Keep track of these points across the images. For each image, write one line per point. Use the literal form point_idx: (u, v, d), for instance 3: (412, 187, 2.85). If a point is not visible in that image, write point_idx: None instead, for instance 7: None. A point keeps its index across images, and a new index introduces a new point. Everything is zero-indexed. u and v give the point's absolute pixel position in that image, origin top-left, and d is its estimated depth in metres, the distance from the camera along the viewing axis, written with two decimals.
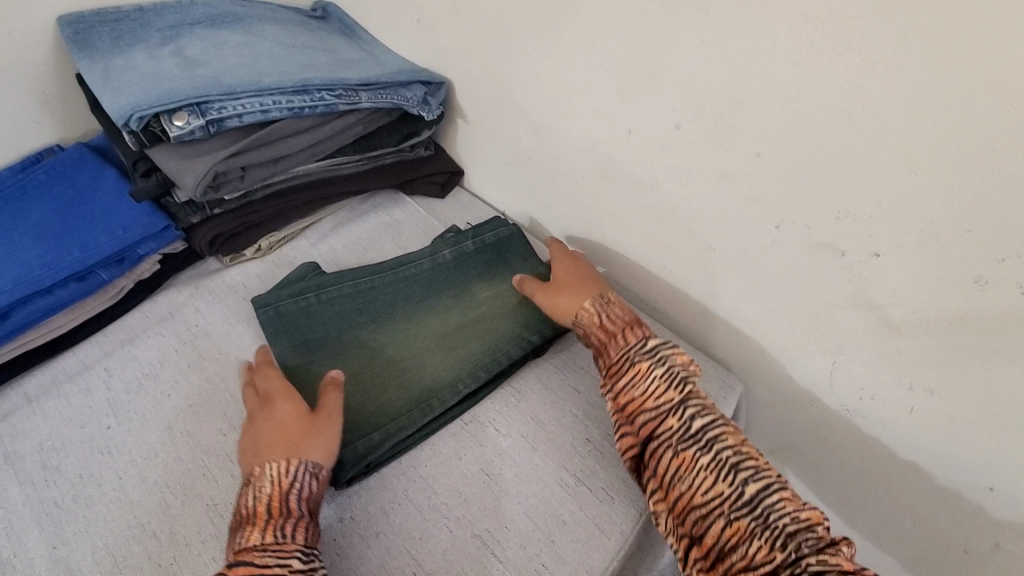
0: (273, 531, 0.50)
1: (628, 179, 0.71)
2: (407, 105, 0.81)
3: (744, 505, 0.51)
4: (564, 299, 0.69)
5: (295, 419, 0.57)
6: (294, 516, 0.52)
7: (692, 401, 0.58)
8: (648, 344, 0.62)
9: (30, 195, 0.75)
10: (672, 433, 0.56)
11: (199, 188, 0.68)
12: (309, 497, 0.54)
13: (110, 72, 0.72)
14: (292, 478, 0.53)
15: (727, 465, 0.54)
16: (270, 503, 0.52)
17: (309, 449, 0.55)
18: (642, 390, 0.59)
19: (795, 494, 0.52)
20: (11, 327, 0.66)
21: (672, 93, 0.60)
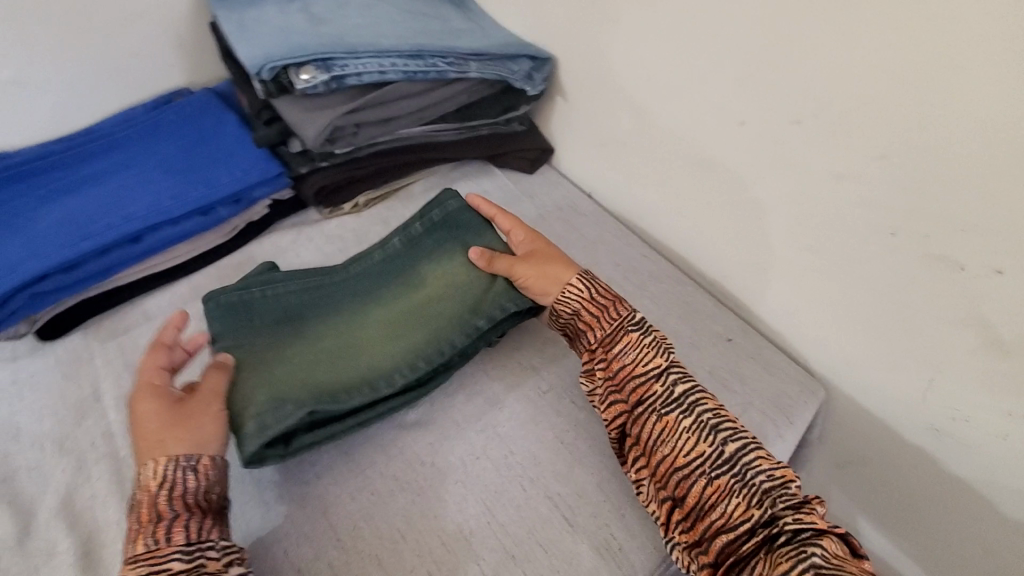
0: (144, 540, 0.50)
1: (728, 172, 0.70)
2: (512, 78, 0.83)
3: (723, 464, 0.56)
4: (554, 269, 0.67)
5: (162, 412, 0.55)
6: (167, 518, 0.51)
7: (674, 368, 0.61)
8: (635, 316, 0.64)
9: (161, 131, 0.81)
10: (657, 398, 0.60)
11: (319, 141, 0.74)
12: (184, 493, 0.52)
13: (244, 23, 0.77)
14: (158, 479, 0.52)
15: (707, 427, 0.57)
16: (140, 510, 0.51)
17: (176, 445, 0.53)
18: (630, 359, 0.62)
19: (768, 453, 0.56)
20: (142, 250, 0.73)
21: (797, 86, 0.59)
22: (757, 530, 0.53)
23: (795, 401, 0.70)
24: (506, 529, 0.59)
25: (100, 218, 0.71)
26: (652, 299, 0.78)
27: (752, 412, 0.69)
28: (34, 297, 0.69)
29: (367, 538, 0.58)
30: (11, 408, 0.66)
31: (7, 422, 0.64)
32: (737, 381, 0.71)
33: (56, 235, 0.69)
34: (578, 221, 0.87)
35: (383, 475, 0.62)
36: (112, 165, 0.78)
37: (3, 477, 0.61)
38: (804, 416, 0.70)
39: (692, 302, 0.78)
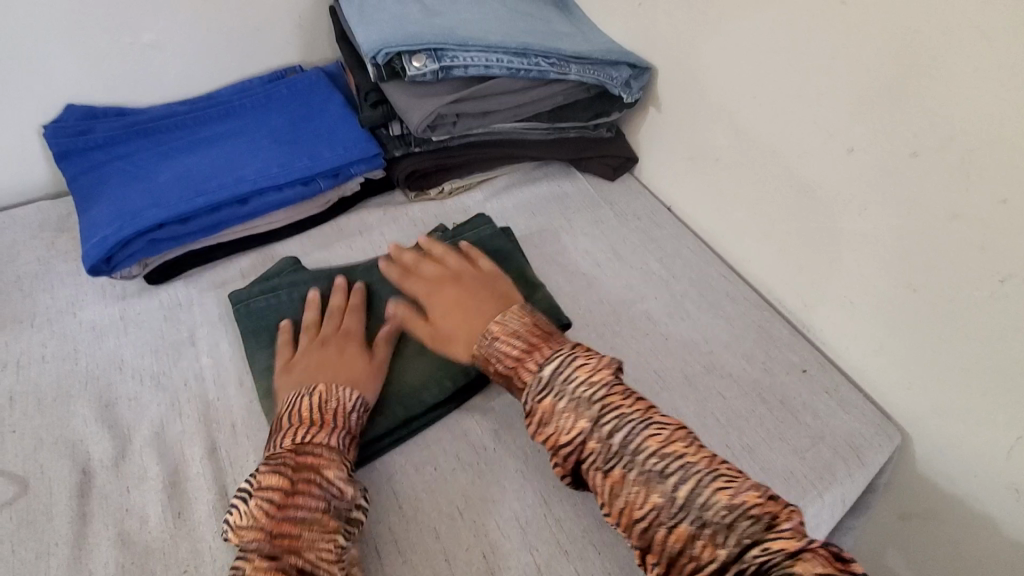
0: (337, 440, 0.57)
1: (828, 198, 0.68)
2: (609, 84, 0.83)
3: (680, 510, 0.50)
4: (461, 334, 0.66)
5: (355, 356, 0.65)
6: (348, 435, 0.59)
7: (606, 417, 0.54)
8: (544, 376, 0.57)
9: (274, 104, 0.87)
10: (596, 455, 0.54)
11: (422, 126, 0.77)
12: (358, 425, 0.61)
13: (365, 9, 0.81)
14: (354, 403, 0.61)
15: (655, 473, 0.51)
16: (336, 415, 0.59)
17: (367, 385, 0.64)
18: (553, 427, 0.56)
19: (727, 481, 0.50)
20: (247, 212, 0.78)
21: (918, 118, 0.57)
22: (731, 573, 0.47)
23: (867, 442, 0.68)
24: (560, 524, 0.60)
25: (215, 178, 0.77)
26: (726, 320, 0.78)
27: (821, 447, 0.67)
28: (151, 243, 0.74)
29: (427, 510, 0.60)
30: (117, 341, 0.71)
31: (113, 353, 0.70)
32: (808, 414, 0.70)
33: (176, 189, 0.75)
34: (657, 233, 0.87)
35: (446, 452, 0.65)
36: (228, 131, 0.83)
37: (105, 403, 0.66)
38: (877, 459, 0.67)
39: (768, 328, 0.77)
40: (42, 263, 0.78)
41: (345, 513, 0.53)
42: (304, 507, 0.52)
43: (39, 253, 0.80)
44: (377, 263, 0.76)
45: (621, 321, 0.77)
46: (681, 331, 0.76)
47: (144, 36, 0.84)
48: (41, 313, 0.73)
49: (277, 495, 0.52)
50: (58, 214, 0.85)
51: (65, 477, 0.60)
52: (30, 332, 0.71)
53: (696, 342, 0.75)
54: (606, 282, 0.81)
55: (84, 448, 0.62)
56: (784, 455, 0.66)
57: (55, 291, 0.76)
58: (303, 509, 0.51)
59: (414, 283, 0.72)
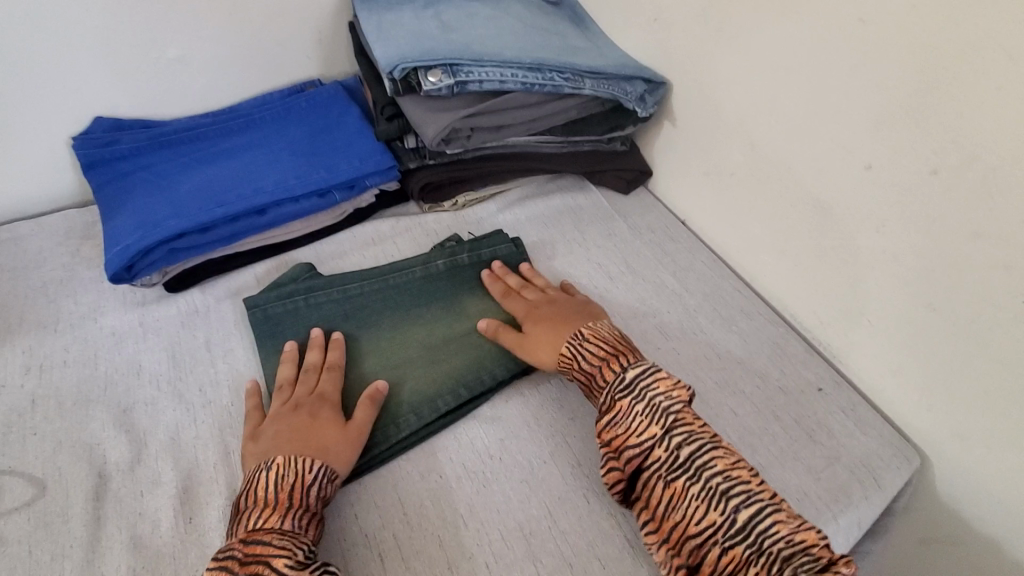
0: (277, 518, 0.53)
1: (844, 215, 0.67)
2: (624, 99, 0.84)
3: (737, 533, 0.52)
4: (548, 335, 0.68)
5: (325, 421, 0.61)
6: (296, 507, 0.54)
7: (678, 430, 0.57)
8: (625, 379, 0.61)
9: (292, 116, 0.89)
10: (660, 464, 0.57)
11: (436, 139, 0.78)
12: (321, 496, 0.56)
13: (383, 24, 0.83)
14: (312, 475, 0.56)
15: (717, 493, 0.54)
16: (290, 492, 0.55)
17: (330, 455, 0.59)
18: (625, 428, 0.59)
19: (786, 516, 0.53)
20: (265, 222, 0.79)
21: (938, 135, 0.57)
22: None
23: (885, 464, 0.66)
24: (566, 537, 0.60)
25: (234, 188, 0.78)
26: (740, 336, 0.77)
27: (837, 468, 0.66)
28: (172, 252, 0.76)
29: (432, 520, 0.60)
30: (136, 346, 0.73)
31: (132, 358, 0.72)
32: (823, 433, 0.68)
33: (196, 199, 0.77)
34: (670, 247, 0.87)
35: (453, 461, 0.65)
36: (247, 143, 0.86)
37: (123, 408, 0.67)
38: (894, 482, 0.65)
39: (783, 345, 0.76)
40: (67, 270, 0.81)
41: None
42: None
43: (65, 259, 0.82)
44: (393, 274, 0.77)
45: (632, 335, 0.76)
46: (693, 347, 0.75)
47: (170, 50, 0.86)
48: (64, 318, 0.75)
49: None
50: (84, 222, 0.87)
51: (82, 479, 0.61)
52: (53, 337, 0.73)
53: (708, 357, 0.74)
54: (618, 295, 0.80)
55: (101, 452, 0.63)
56: (797, 475, 0.65)
57: (79, 296, 0.78)
58: None
59: (517, 302, 0.74)
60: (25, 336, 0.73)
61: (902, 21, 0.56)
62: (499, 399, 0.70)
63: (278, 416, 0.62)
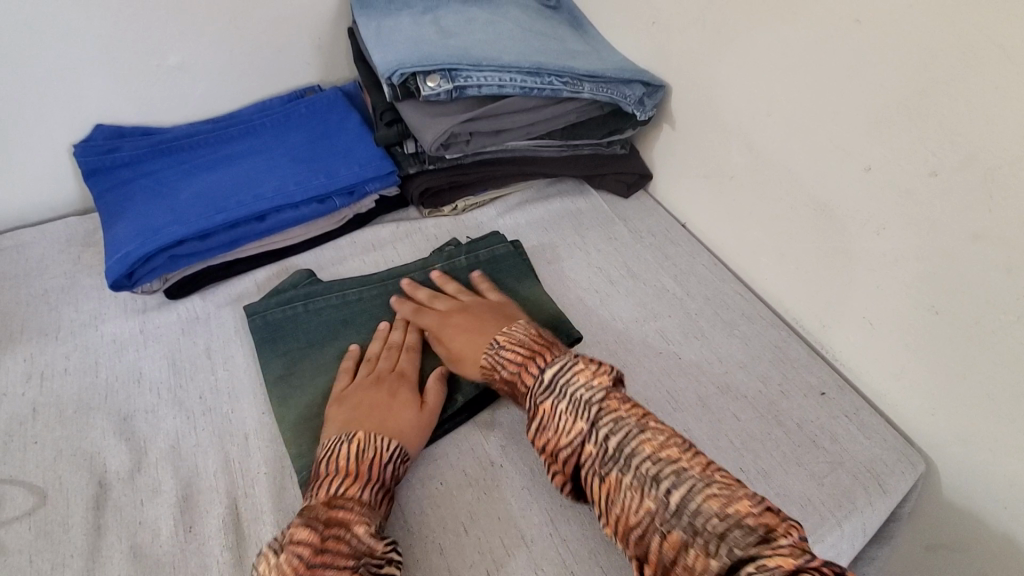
0: (356, 488, 0.54)
1: (845, 218, 0.67)
2: (623, 102, 0.84)
3: (672, 515, 0.49)
4: (469, 345, 0.67)
5: (404, 401, 0.63)
6: (374, 482, 0.56)
7: (603, 421, 0.55)
8: (545, 380, 0.59)
9: (292, 122, 0.89)
10: (593, 459, 0.55)
11: (435, 144, 0.78)
12: (392, 475, 0.58)
13: (382, 30, 0.83)
14: (388, 453, 0.58)
15: (649, 478, 0.52)
16: (371, 465, 0.56)
17: (403, 436, 0.60)
18: (553, 430, 0.57)
19: (717, 490, 0.50)
20: (265, 228, 0.79)
21: (937, 137, 0.56)
22: None
23: (888, 468, 0.65)
24: (567, 544, 0.59)
25: (234, 195, 0.79)
26: (741, 339, 0.76)
27: (840, 473, 0.65)
28: (171, 259, 0.76)
29: (433, 527, 0.60)
30: (137, 354, 0.73)
31: (133, 365, 0.72)
32: (827, 438, 0.68)
33: (196, 206, 0.77)
34: (671, 250, 0.87)
35: (454, 467, 0.64)
36: (247, 149, 0.86)
37: (123, 416, 0.67)
38: (898, 487, 0.65)
39: (784, 349, 0.75)
40: (68, 277, 0.81)
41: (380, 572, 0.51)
42: (341, 553, 0.49)
43: (67, 267, 0.82)
44: (393, 279, 0.77)
45: (633, 340, 0.76)
46: (694, 351, 0.75)
47: (170, 58, 0.86)
48: (66, 325, 0.75)
49: (308, 543, 0.49)
50: (85, 229, 0.88)
51: (82, 487, 0.61)
52: (54, 345, 0.73)
53: (710, 362, 0.74)
54: (618, 300, 0.80)
55: (101, 460, 0.63)
56: (801, 481, 0.64)
57: (80, 304, 0.78)
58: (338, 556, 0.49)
59: (435, 310, 0.71)
60: (26, 344, 0.73)
61: (900, 22, 0.56)
62: (500, 404, 0.70)
63: (357, 392, 0.64)
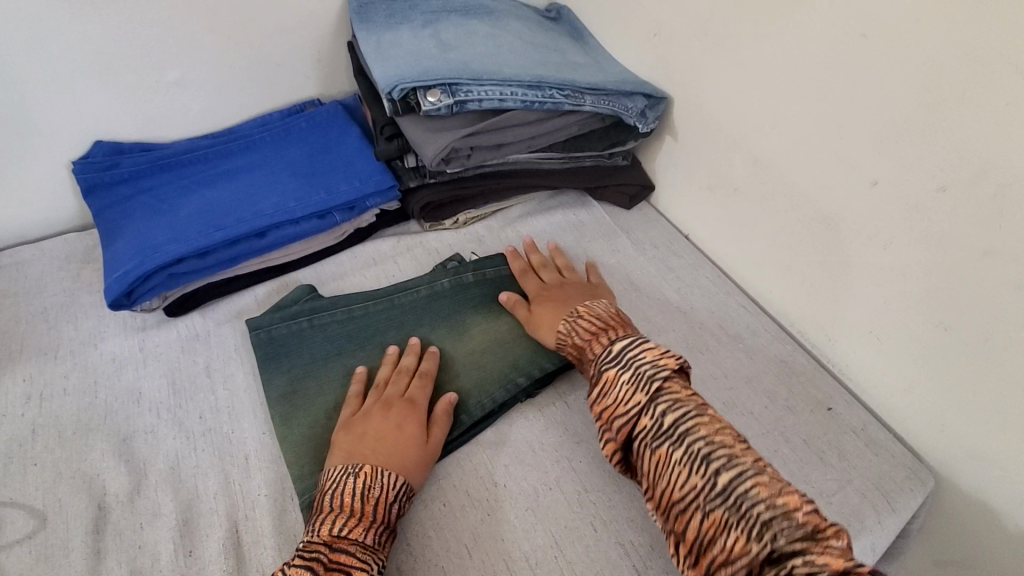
0: (360, 530, 0.53)
1: (851, 231, 0.66)
2: (625, 114, 0.83)
3: (718, 496, 0.49)
4: (550, 314, 0.71)
5: (411, 432, 0.61)
6: (379, 522, 0.55)
7: (662, 397, 0.55)
8: (613, 350, 0.60)
9: (292, 137, 0.89)
10: (647, 431, 0.55)
11: (436, 159, 0.77)
12: (398, 512, 0.57)
13: (382, 44, 0.82)
14: (395, 490, 0.57)
15: (699, 457, 0.51)
16: (376, 505, 0.55)
17: (409, 471, 0.59)
18: (613, 398, 0.58)
19: (769, 480, 0.49)
20: (265, 245, 0.79)
21: (945, 152, 0.56)
22: (759, 569, 0.45)
23: (897, 485, 0.64)
24: (572, 567, 0.58)
25: (234, 212, 0.78)
26: (747, 354, 0.75)
27: (849, 491, 0.64)
28: (171, 277, 0.76)
29: (436, 550, 0.59)
30: (136, 373, 0.72)
31: (132, 385, 0.71)
32: (834, 455, 0.67)
33: (195, 223, 0.76)
34: (674, 263, 0.86)
35: (457, 488, 0.63)
36: (247, 164, 0.85)
37: (122, 437, 0.66)
38: (908, 504, 0.64)
39: (790, 363, 0.75)
40: (67, 295, 0.80)
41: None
42: None
43: (66, 285, 0.82)
44: (398, 294, 0.76)
45: None
46: (699, 366, 0.74)
47: (170, 74, 0.86)
48: (65, 344, 0.75)
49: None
50: (84, 246, 0.87)
51: (81, 511, 0.60)
52: (53, 364, 0.72)
53: (715, 377, 0.73)
54: (622, 314, 0.79)
55: (100, 483, 0.63)
56: (809, 499, 0.63)
57: (79, 322, 0.77)
58: None
59: (531, 282, 0.77)
60: (25, 364, 0.72)
61: (905, 36, 0.56)
62: (503, 422, 0.69)
63: (367, 418, 0.62)
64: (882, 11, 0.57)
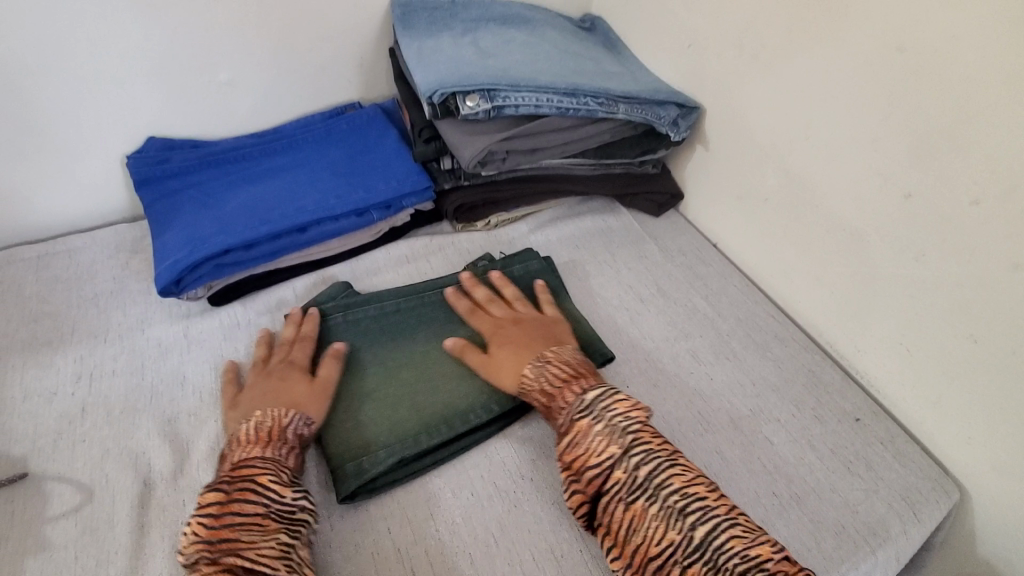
0: (258, 450, 0.59)
1: (882, 243, 0.67)
2: (657, 123, 0.85)
3: (696, 551, 0.53)
4: (514, 358, 0.69)
5: (296, 379, 0.67)
6: (276, 443, 0.61)
7: (635, 450, 0.58)
8: (585, 401, 0.62)
9: (333, 137, 0.92)
10: (621, 485, 0.57)
11: (472, 162, 0.80)
12: (297, 437, 0.63)
13: (423, 50, 0.85)
14: (285, 418, 0.63)
15: (675, 511, 0.55)
16: (268, 432, 0.61)
17: (302, 406, 0.65)
18: (584, 448, 0.60)
19: (742, 531, 0.54)
20: (306, 240, 0.82)
21: (980, 165, 0.56)
22: None
23: (924, 497, 0.65)
24: (596, 561, 0.60)
25: (277, 208, 0.81)
26: (774, 362, 0.76)
27: (874, 501, 0.64)
28: (217, 267, 0.79)
29: (463, 537, 0.61)
30: (180, 358, 0.76)
31: (175, 369, 0.74)
32: (861, 465, 0.67)
33: (241, 217, 0.80)
34: (702, 270, 0.87)
35: (484, 480, 0.65)
36: (290, 162, 0.89)
37: (167, 418, 0.70)
38: (934, 517, 0.64)
39: (818, 373, 0.75)
40: (117, 282, 0.84)
41: (288, 516, 0.56)
42: (246, 514, 0.54)
43: (115, 273, 0.86)
44: (430, 290, 0.79)
45: (664, 360, 0.76)
46: (726, 372, 0.75)
47: (221, 75, 0.90)
48: (114, 328, 0.79)
49: (212, 507, 0.55)
50: (133, 236, 0.92)
51: (128, 486, 0.63)
52: (103, 347, 0.76)
53: (741, 383, 0.74)
54: (648, 318, 0.80)
55: (145, 460, 0.66)
56: (834, 507, 0.63)
57: (127, 308, 0.81)
58: (240, 516, 0.54)
59: (481, 319, 0.74)
60: (76, 345, 0.76)
61: (943, 51, 0.57)
62: (530, 419, 0.71)
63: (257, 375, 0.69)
64: (918, 26, 0.58)
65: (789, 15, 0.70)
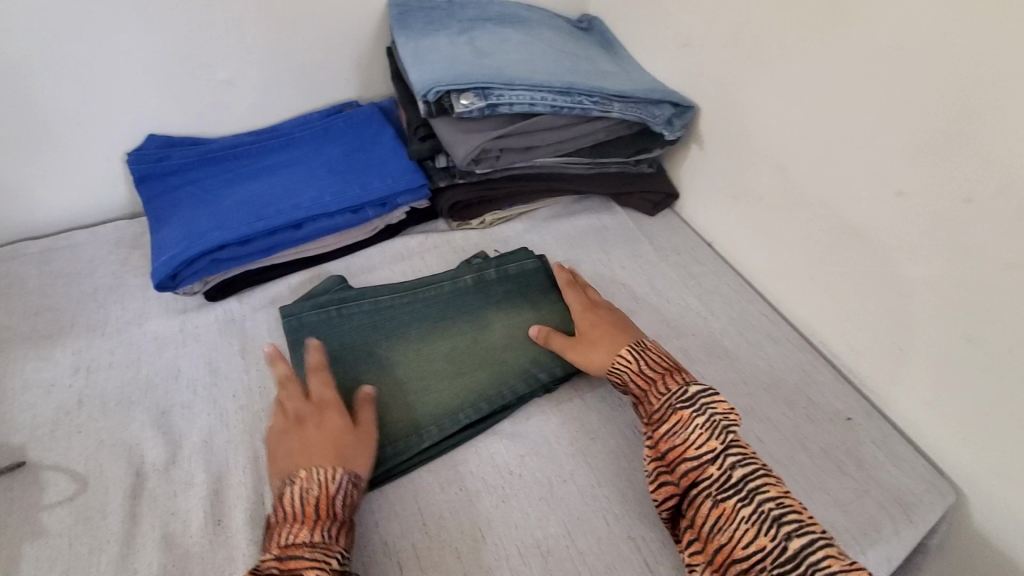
0: (311, 531, 0.53)
1: (874, 241, 0.66)
2: (652, 122, 0.85)
3: (788, 562, 0.50)
4: (610, 340, 0.69)
5: (336, 430, 0.61)
6: (324, 518, 0.54)
7: (732, 450, 0.57)
8: (687, 392, 0.61)
9: (330, 136, 0.93)
10: (713, 482, 0.55)
11: (466, 160, 0.80)
12: (346, 503, 0.56)
13: (419, 49, 0.86)
14: (336, 484, 0.56)
15: (769, 518, 0.52)
16: (318, 504, 0.55)
17: (346, 462, 0.59)
18: (682, 438, 0.58)
19: (842, 553, 0.50)
20: (301, 237, 0.83)
21: (973, 162, 0.56)
22: None
23: (917, 498, 0.64)
24: (584, 558, 0.60)
25: (273, 204, 0.82)
26: (766, 360, 0.76)
27: (866, 501, 0.64)
28: (213, 263, 0.80)
29: (451, 531, 0.61)
30: (176, 352, 0.76)
31: (171, 363, 0.75)
32: (853, 464, 0.67)
33: (237, 213, 0.81)
34: (696, 269, 0.87)
35: (474, 476, 0.65)
36: (287, 160, 0.90)
37: (161, 410, 0.70)
38: (928, 518, 0.63)
39: (811, 372, 0.75)
40: (116, 277, 0.85)
41: None
42: None
43: (115, 268, 0.87)
44: (423, 288, 0.79)
45: None
46: (718, 371, 0.75)
47: (221, 73, 0.92)
48: (111, 322, 0.80)
49: None
50: (133, 232, 0.93)
51: (121, 477, 0.64)
52: (101, 340, 0.77)
53: (733, 382, 0.73)
54: (642, 316, 0.80)
55: (138, 452, 0.66)
56: (824, 507, 0.63)
57: (125, 302, 0.82)
58: None
59: (574, 303, 0.75)
60: (74, 338, 0.77)
61: (935, 47, 0.56)
62: (521, 417, 0.71)
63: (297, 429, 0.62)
64: (912, 23, 0.58)
65: (782, 13, 0.70)
